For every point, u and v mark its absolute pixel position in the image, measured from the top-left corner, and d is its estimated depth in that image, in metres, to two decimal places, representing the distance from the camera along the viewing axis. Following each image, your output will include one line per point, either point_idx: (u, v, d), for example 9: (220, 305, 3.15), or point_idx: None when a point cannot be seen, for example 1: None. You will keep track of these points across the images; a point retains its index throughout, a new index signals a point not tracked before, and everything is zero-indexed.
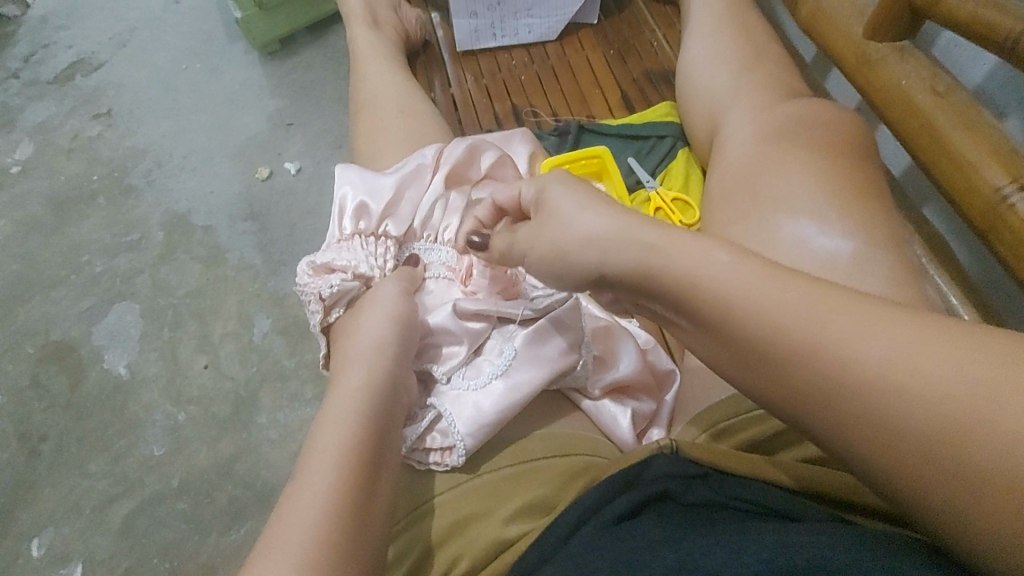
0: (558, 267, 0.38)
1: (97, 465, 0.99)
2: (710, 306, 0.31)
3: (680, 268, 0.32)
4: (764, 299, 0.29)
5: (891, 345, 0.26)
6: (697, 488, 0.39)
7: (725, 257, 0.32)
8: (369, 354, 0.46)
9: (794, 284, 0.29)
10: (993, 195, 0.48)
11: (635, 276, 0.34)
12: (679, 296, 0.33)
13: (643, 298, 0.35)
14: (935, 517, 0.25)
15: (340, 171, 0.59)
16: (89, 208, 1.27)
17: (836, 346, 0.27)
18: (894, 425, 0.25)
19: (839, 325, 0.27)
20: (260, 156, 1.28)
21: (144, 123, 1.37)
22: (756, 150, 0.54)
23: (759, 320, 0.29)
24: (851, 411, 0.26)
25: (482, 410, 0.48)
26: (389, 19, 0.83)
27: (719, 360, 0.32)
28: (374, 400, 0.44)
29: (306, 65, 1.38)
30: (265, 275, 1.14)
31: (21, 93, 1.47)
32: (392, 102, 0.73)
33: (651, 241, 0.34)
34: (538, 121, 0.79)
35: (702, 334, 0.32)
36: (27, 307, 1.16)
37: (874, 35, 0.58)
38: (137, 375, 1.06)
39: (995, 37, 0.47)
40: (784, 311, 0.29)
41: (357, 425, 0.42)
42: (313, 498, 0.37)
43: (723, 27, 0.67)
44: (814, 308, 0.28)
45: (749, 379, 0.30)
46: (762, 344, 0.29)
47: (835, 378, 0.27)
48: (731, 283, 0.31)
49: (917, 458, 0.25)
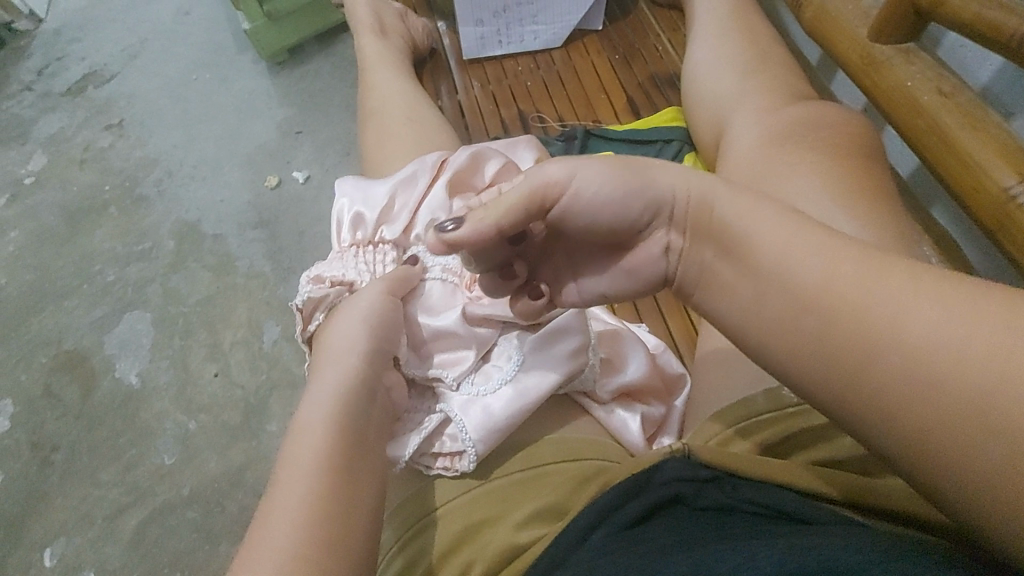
0: (615, 207, 0.38)
1: (110, 473, 1.00)
2: (757, 258, 0.32)
3: (732, 222, 0.34)
4: (813, 253, 0.30)
5: (942, 304, 0.26)
6: (709, 492, 0.39)
7: (777, 218, 0.33)
8: (348, 353, 0.45)
9: (845, 243, 0.30)
10: (1000, 194, 0.48)
11: (696, 218, 0.36)
12: (728, 249, 0.34)
13: (696, 242, 0.36)
14: (953, 493, 0.25)
15: (338, 184, 0.61)
16: (101, 219, 1.28)
17: (883, 298, 0.27)
18: (919, 389, 0.25)
19: (880, 286, 0.27)
20: (269, 165, 1.29)
21: (155, 133, 1.39)
22: (761, 152, 0.54)
23: (810, 268, 0.30)
24: (890, 365, 0.26)
25: (491, 415, 0.48)
26: (396, 28, 0.84)
27: (748, 320, 0.32)
28: (348, 402, 0.43)
29: (314, 74, 1.40)
30: (274, 283, 1.15)
31: (34, 105, 1.50)
32: (400, 110, 0.73)
33: (712, 193, 0.35)
34: (544, 127, 0.80)
35: (738, 290, 0.33)
36: (40, 317, 1.18)
37: (878, 38, 0.59)
38: (148, 383, 1.07)
39: (1001, 37, 0.47)
40: (836, 262, 0.29)
41: (331, 428, 0.41)
42: (289, 502, 0.37)
43: (727, 31, 0.67)
44: (858, 267, 0.28)
45: (778, 337, 0.30)
46: (799, 298, 0.30)
47: (868, 336, 0.27)
48: (780, 238, 0.32)
49: (939, 426, 0.24)
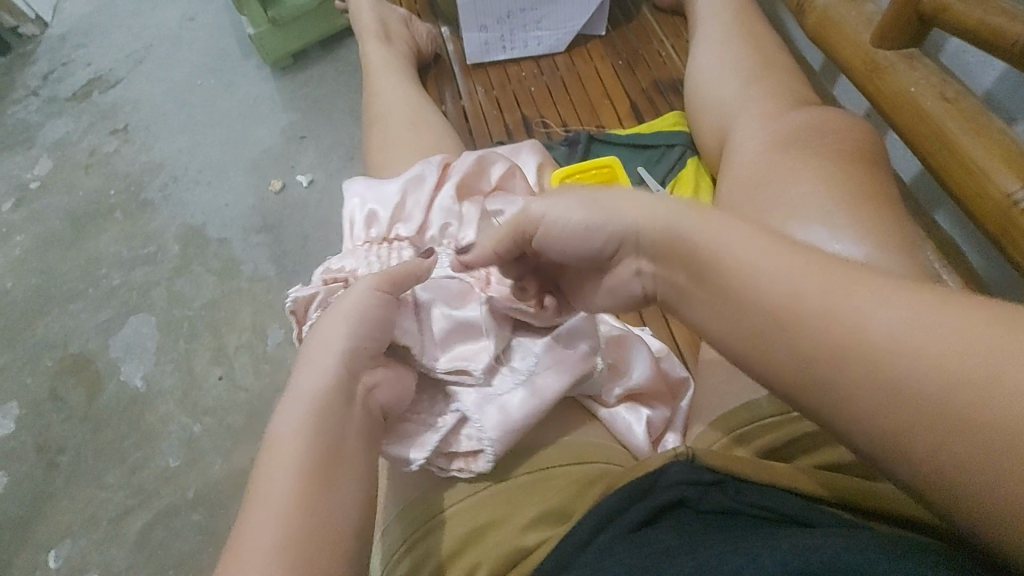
0: (584, 235, 0.40)
1: (115, 476, 1.00)
2: (724, 275, 0.32)
3: (696, 242, 0.34)
4: (776, 268, 0.30)
5: (904, 313, 0.26)
6: (713, 495, 0.39)
7: (741, 230, 0.32)
8: (333, 350, 0.42)
9: (808, 256, 0.30)
10: (1003, 200, 0.48)
11: (659, 241, 0.36)
12: (695, 270, 0.33)
13: (663, 266, 0.36)
14: (943, 493, 0.24)
15: (348, 185, 0.61)
16: (106, 223, 1.29)
17: (847, 310, 0.27)
18: (898, 392, 0.25)
19: (847, 294, 0.27)
20: (273, 170, 1.30)
21: (160, 138, 1.40)
22: (766, 157, 0.55)
23: (774, 285, 0.29)
24: (859, 378, 0.26)
25: (509, 415, 0.48)
26: (401, 34, 0.85)
27: (722, 334, 0.32)
28: (333, 404, 0.40)
29: (318, 79, 1.41)
30: (279, 287, 1.15)
31: (40, 110, 1.51)
32: (405, 116, 0.74)
33: (677, 212, 0.35)
34: (548, 132, 0.80)
35: (709, 304, 0.33)
36: (46, 320, 1.18)
37: (881, 43, 0.59)
38: (153, 387, 1.08)
39: (1003, 43, 0.47)
40: (798, 278, 0.29)
41: (317, 431, 0.38)
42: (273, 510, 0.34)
43: (731, 37, 0.67)
44: (823, 276, 0.28)
45: (751, 350, 0.30)
46: (770, 311, 0.29)
47: (842, 344, 0.27)
48: (744, 254, 0.31)
49: (923, 426, 0.24)
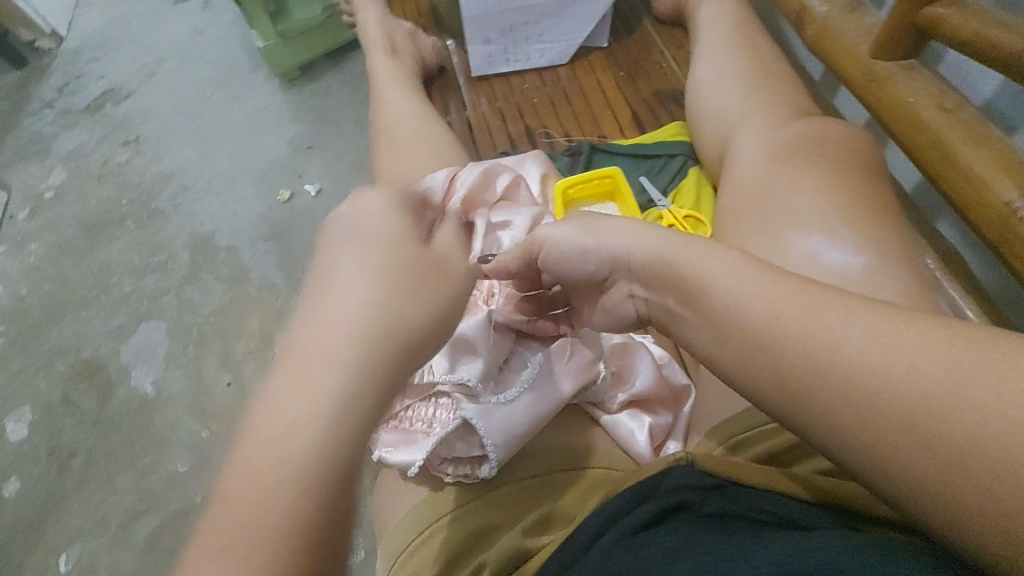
0: (581, 256, 0.45)
1: (124, 481, 1.02)
2: (713, 301, 0.36)
3: (689, 271, 0.38)
4: (760, 293, 0.34)
5: (872, 333, 0.29)
6: (714, 499, 0.39)
7: (728, 261, 0.37)
8: (349, 344, 0.35)
9: (789, 284, 0.33)
10: (1003, 209, 0.48)
11: (653, 266, 0.41)
12: (688, 294, 0.38)
13: (656, 292, 0.41)
14: (920, 498, 0.26)
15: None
16: (118, 231, 1.32)
17: (822, 331, 0.30)
18: (872, 400, 0.27)
19: (823, 313, 0.31)
20: (282, 179, 1.32)
21: (171, 149, 1.42)
22: (766, 167, 0.56)
23: (757, 309, 0.33)
24: (832, 392, 0.29)
25: (512, 421, 0.48)
26: (406, 47, 0.87)
27: (714, 354, 0.35)
28: (337, 422, 0.32)
29: (325, 90, 1.43)
30: (287, 294, 1.16)
31: (54, 122, 1.54)
32: (411, 127, 0.75)
33: (669, 243, 0.40)
34: (551, 142, 0.82)
35: (704, 328, 0.36)
36: (59, 327, 1.20)
37: (879, 54, 0.60)
38: (162, 392, 1.09)
39: (999, 55, 0.48)
40: (777, 303, 0.33)
41: (313, 451, 0.31)
42: (234, 538, 0.29)
43: (731, 49, 0.69)
44: (802, 299, 0.32)
45: (741, 369, 0.33)
46: (757, 331, 0.33)
47: (820, 359, 0.30)
48: (731, 282, 0.35)
49: (896, 433, 0.27)
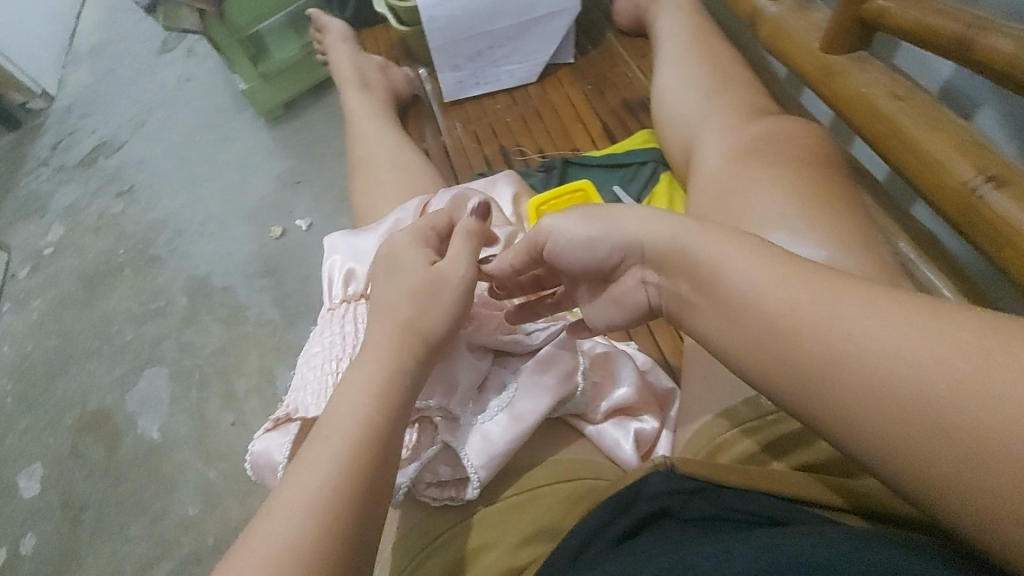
0: (589, 246, 0.45)
1: (137, 527, 1.02)
2: (727, 288, 0.35)
3: (705, 256, 0.37)
4: (774, 281, 0.33)
5: (891, 322, 0.28)
6: (695, 502, 0.40)
7: (742, 248, 0.36)
8: (387, 353, 0.46)
9: (810, 271, 0.32)
10: (962, 188, 0.49)
11: (665, 256, 0.40)
12: (701, 283, 0.37)
13: (667, 277, 0.41)
14: (935, 494, 0.25)
15: (328, 243, 0.64)
16: (117, 281, 1.34)
17: (840, 319, 0.29)
18: (889, 392, 0.27)
19: (840, 301, 0.30)
20: (272, 216, 1.34)
21: (163, 196, 1.45)
22: (725, 169, 0.57)
23: (776, 295, 0.32)
24: (849, 383, 0.28)
25: (491, 441, 0.49)
26: (378, 80, 0.89)
27: (726, 343, 0.35)
28: (376, 412, 0.43)
29: (308, 125, 1.46)
30: (283, 329, 1.18)
31: (50, 179, 1.58)
32: (387, 157, 0.77)
33: (683, 228, 0.40)
34: (525, 159, 0.84)
35: (716, 317, 0.36)
36: (65, 380, 1.22)
37: (830, 49, 0.61)
38: (168, 437, 1.10)
39: (940, 41, 0.49)
40: (797, 290, 0.32)
41: (358, 432, 0.42)
42: (300, 494, 0.39)
43: (689, 55, 0.70)
44: (818, 287, 0.31)
45: (756, 358, 0.33)
46: (771, 319, 0.32)
47: (836, 349, 0.29)
48: (745, 269, 0.35)
49: (909, 427, 0.26)
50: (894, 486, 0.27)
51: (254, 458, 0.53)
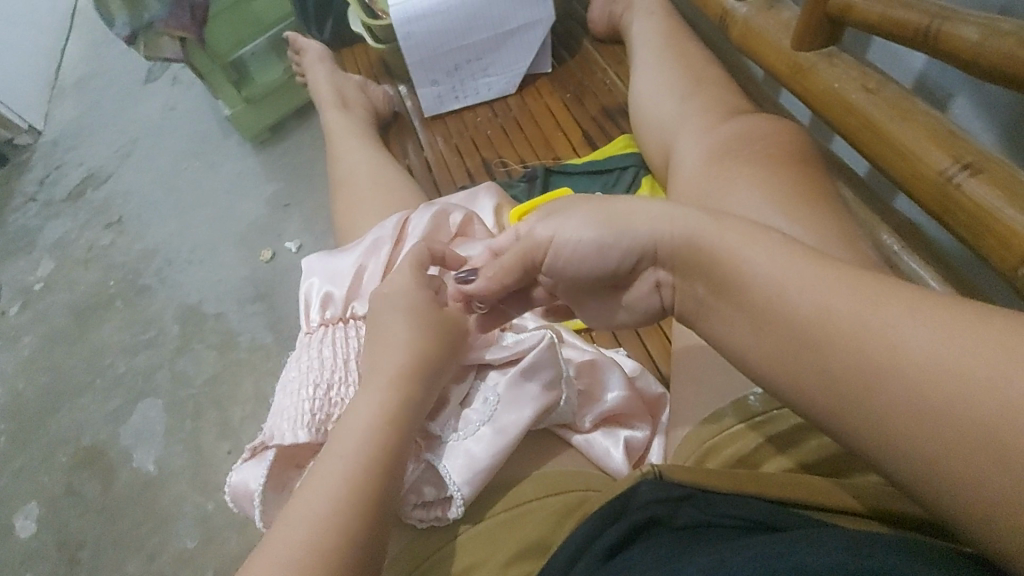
0: (599, 252, 0.43)
1: (134, 564, 1.01)
2: (752, 293, 0.34)
3: (727, 258, 0.36)
4: (807, 288, 0.32)
5: (937, 336, 0.27)
6: (684, 510, 0.40)
7: (767, 251, 0.35)
8: (389, 376, 0.48)
9: (843, 274, 0.32)
10: (939, 178, 0.48)
11: (682, 256, 0.39)
12: (723, 288, 0.36)
13: (681, 278, 0.40)
14: (975, 516, 0.25)
15: (305, 266, 0.64)
16: (107, 313, 1.33)
17: (883, 329, 0.29)
18: (934, 409, 0.26)
19: (881, 310, 0.29)
20: (262, 240, 1.34)
21: (152, 225, 1.45)
22: (703, 170, 0.57)
23: (806, 300, 0.32)
24: (891, 394, 0.28)
25: (473, 458, 0.49)
26: (358, 100, 0.90)
27: (751, 350, 0.35)
28: (384, 426, 0.45)
29: (296, 147, 1.46)
30: (277, 353, 1.17)
31: (38, 214, 1.58)
32: (367, 176, 0.77)
33: (698, 224, 0.39)
34: (507, 170, 0.83)
35: (742, 324, 0.35)
36: (57, 418, 1.21)
37: (800, 46, 0.61)
38: (164, 469, 1.09)
39: (907, 33, 0.49)
40: (831, 295, 0.31)
41: (360, 455, 0.43)
42: (303, 517, 0.41)
43: (664, 60, 0.71)
44: (857, 295, 0.30)
45: (787, 367, 0.32)
46: (805, 327, 0.31)
47: (878, 361, 0.28)
48: (776, 274, 0.34)
49: (952, 448, 0.26)
50: (932, 506, 0.27)
51: (232, 488, 0.53)
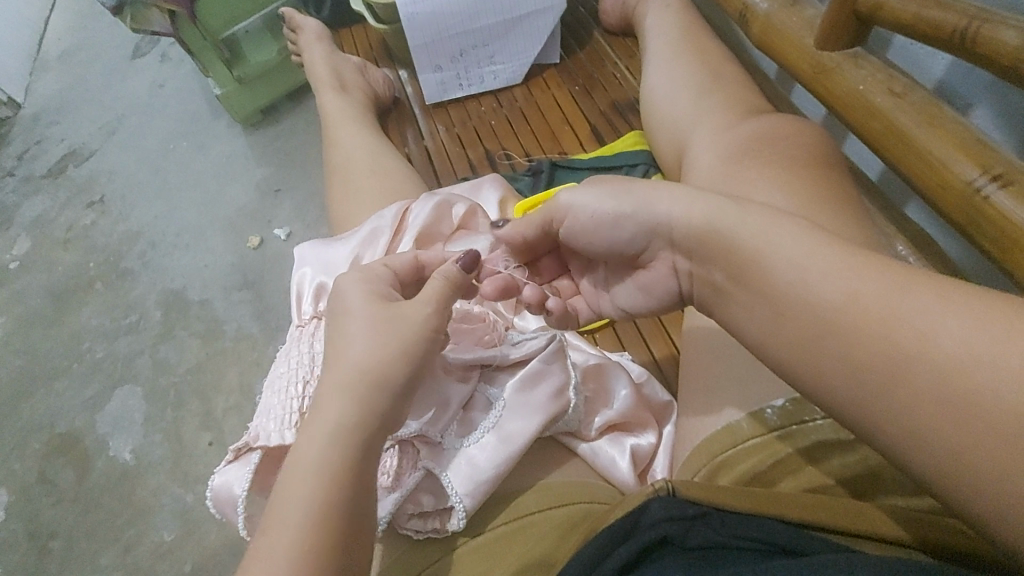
0: (612, 224, 0.44)
1: (109, 557, 0.97)
2: (772, 279, 0.33)
3: (747, 242, 0.35)
4: (831, 274, 0.31)
5: (970, 323, 0.26)
6: (698, 530, 0.38)
7: (789, 236, 0.34)
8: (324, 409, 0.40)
9: (867, 261, 0.31)
10: (966, 188, 0.46)
11: (698, 240, 0.39)
12: (739, 273, 0.36)
13: (699, 263, 0.39)
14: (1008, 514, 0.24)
15: (297, 255, 0.61)
16: (88, 296, 1.28)
17: (912, 316, 0.28)
18: (965, 400, 0.25)
19: (910, 298, 0.28)
20: (250, 226, 1.30)
21: (136, 206, 1.40)
22: (719, 167, 0.54)
23: (829, 288, 0.31)
24: (921, 385, 0.27)
25: (478, 467, 0.47)
26: (357, 83, 0.86)
27: (765, 337, 0.34)
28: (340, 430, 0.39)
29: (288, 132, 1.42)
30: (264, 343, 1.14)
31: (17, 190, 1.51)
32: (365, 163, 0.74)
33: (719, 209, 0.38)
34: (511, 164, 0.81)
35: (758, 310, 0.34)
36: (31, 403, 1.16)
37: (824, 44, 0.59)
38: (142, 460, 1.05)
39: (943, 35, 0.47)
40: (857, 282, 0.30)
41: (319, 486, 0.37)
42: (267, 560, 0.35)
43: (680, 54, 0.68)
44: (883, 282, 0.29)
45: (804, 356, 0.31)
46: (827, 315, 0.30)
47: (907, 350, 0.27)
48: (798, 259, 0.33)
49: (985, 441, 0.25)
50: (954, 501, 0.26)
51: (215, 492, 0.50)
